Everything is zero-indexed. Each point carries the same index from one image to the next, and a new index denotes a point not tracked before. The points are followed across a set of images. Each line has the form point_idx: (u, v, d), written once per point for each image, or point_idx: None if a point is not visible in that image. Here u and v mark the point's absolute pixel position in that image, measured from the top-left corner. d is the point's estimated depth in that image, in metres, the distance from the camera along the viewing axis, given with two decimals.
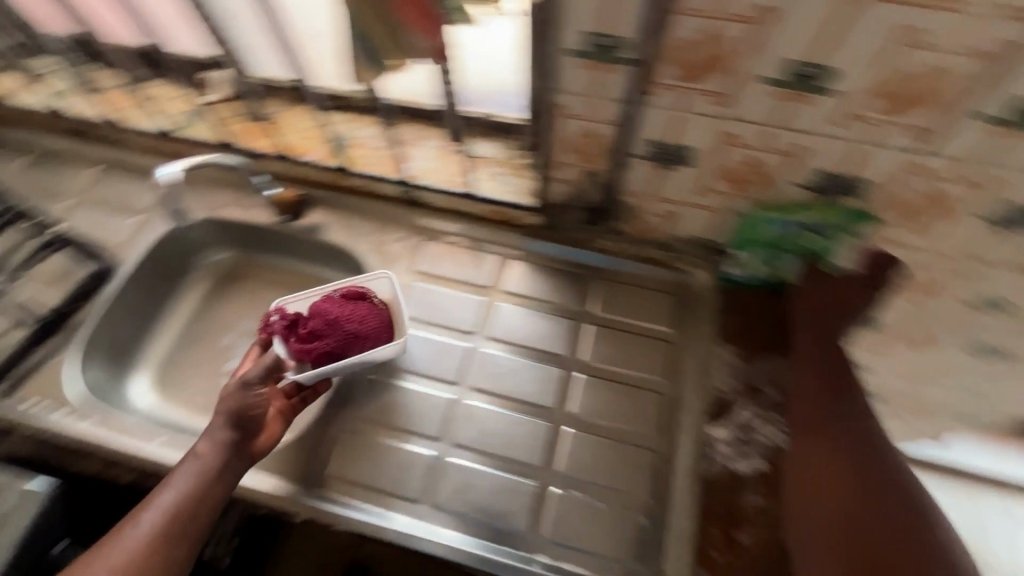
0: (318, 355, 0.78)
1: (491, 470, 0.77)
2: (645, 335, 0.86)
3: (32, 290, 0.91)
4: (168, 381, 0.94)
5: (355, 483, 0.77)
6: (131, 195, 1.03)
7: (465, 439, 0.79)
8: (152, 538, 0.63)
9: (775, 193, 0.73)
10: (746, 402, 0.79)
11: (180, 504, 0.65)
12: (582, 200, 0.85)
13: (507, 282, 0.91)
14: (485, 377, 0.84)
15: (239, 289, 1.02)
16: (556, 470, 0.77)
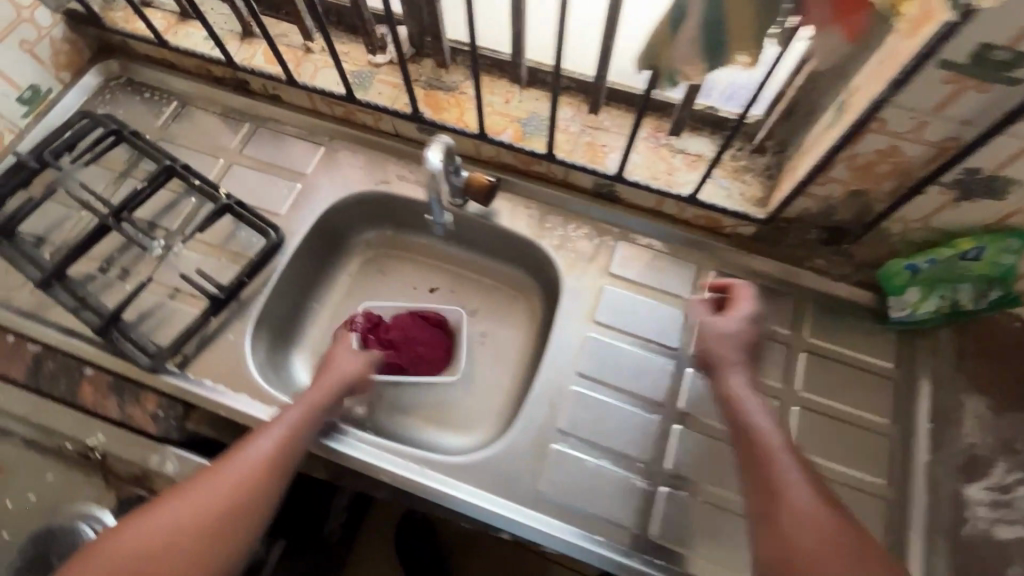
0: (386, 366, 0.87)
1: (598, 462, 0.75)
2: (763, 332, 0.84)
3: (197, 257, 0.89)
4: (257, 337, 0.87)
5: (482, 480, 0.74)
6: (216, 143, 0.99)
7: (596, 427, 0.77)
8: (260, 467, 0.64)
9: (947, 207, 0.67)
10: (871, 412, 0.79)
11: (280, 434, 0.67)
12: (704, 182, 0.84)
13: (626, 264, 0.88)
14: (604, 367, 0.81)
15: (335, 248, 0.99)
16: (668, 472, 0.75)
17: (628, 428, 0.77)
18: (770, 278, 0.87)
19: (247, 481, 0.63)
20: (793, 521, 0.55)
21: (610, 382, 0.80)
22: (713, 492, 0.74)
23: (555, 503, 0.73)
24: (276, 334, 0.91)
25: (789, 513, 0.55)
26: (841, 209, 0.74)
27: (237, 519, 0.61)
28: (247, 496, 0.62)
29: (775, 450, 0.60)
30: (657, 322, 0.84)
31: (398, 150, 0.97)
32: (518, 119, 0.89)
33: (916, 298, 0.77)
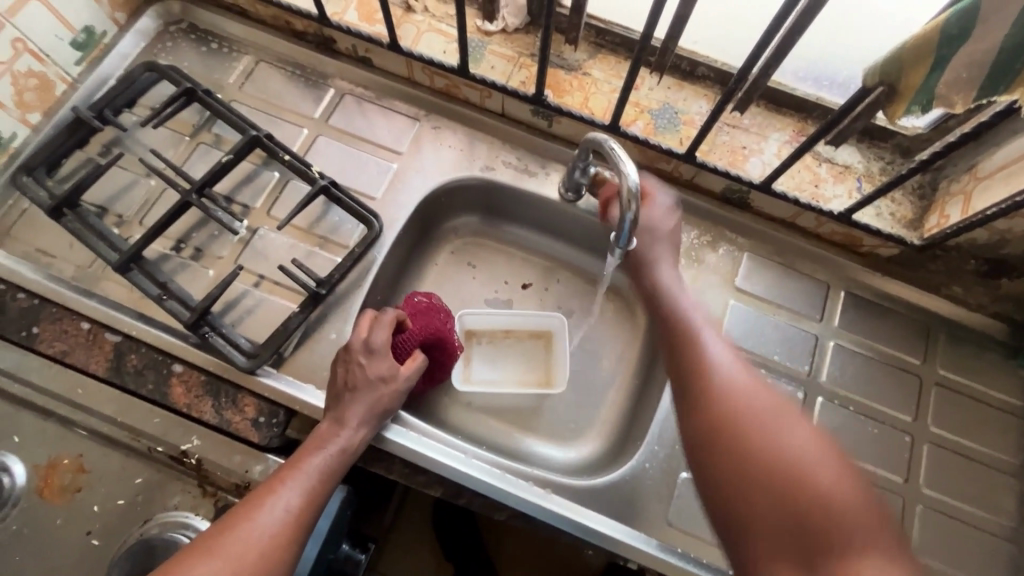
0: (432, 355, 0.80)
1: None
2: (894, 362, 0.80)
3: (286, 242, 0.81)
4: None
5: (614, 510, 0.71)
6: (298, 111, 0.88)
7: None
8: (294, 511, 0.60)
9: None
10: (997, 452, 0.77)
11: (316, 479, 0.63)
12: (853, 198, 0.77)
13: (756, 280, 0.82)
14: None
15: (428, 240, 0.91)
16: None
17: None
18: (902, 303, 0.82)
19: (288, 521, 0.59)
20: (724, 424, 0.56)
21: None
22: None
23: (685, 537, 0.70)
24: None
25: (741, 402, 0.57)
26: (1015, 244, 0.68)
27: (282, 556, 0.58)
28: (286, 541, 0.58)
29: (704, 339, 0.64)
30: (784, 345, 0.79)
31: (502, 131, 0.87)
32: (650, 110, 0.80)
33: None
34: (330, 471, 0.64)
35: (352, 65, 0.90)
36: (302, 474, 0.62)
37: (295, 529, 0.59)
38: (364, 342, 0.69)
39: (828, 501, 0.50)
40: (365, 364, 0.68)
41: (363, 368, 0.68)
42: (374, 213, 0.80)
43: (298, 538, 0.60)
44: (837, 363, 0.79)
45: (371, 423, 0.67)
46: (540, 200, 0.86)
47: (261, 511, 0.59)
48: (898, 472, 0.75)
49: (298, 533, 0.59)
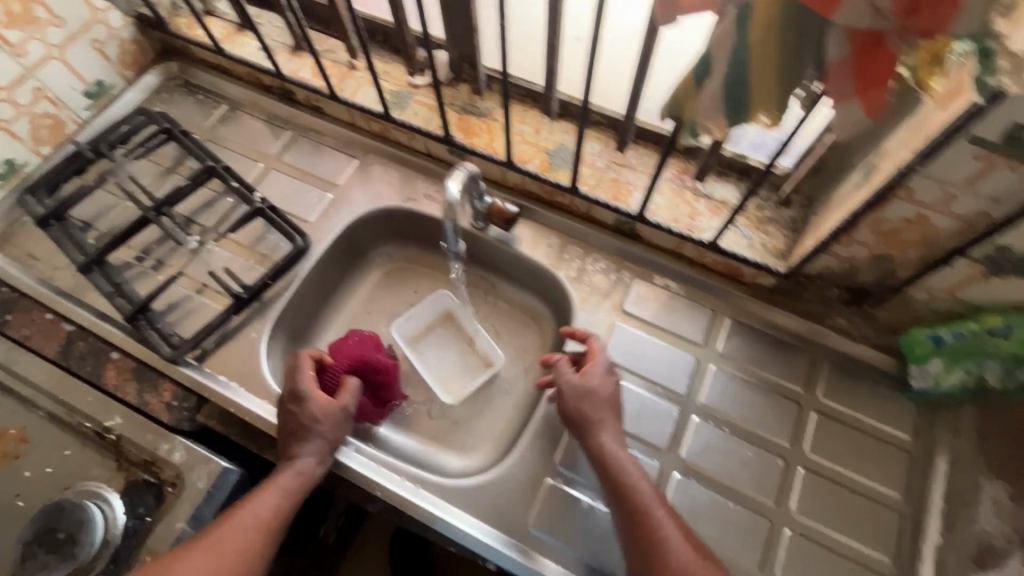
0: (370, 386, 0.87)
1: (592, 502, 0.75)
2: (771, 388, 0.82)
3: (227, 255, 0.93)
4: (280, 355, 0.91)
5: (477, 509, 0.75)
6: (257, 149, 1.04)
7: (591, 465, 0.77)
8: (271, 516, 0.68)
9: (963, 281, 0.65)
10: (880, 484, 0.76)
11: (286, 489, 0.70)
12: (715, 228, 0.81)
13: (644, 306, 0.88)
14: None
15: (360, 262, 1.03)
16: None
17: None
18: (788, 333, 0.85)
19: (266, 524, 0.67)
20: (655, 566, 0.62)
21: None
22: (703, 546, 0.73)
23: (543, 541, 0.73)
24: (292, 337, 0.94)
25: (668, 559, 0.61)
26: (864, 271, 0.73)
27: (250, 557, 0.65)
28: (266, 539, 0.67)
29: (631, 486, 0.67)
30: (664, 366, 0.84)
31: (426, 169, 0.99)
32: (546, 150, 0.91)
33: (943, 369, 0.75)
34: (304, 483, 0.71)
35: (307, 113, 1.06)
36: (279, 484, 0.70)
37: (272, 531, 0.68)
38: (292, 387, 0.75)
39: None
40: (296, 410, 0.74)
41: (296, 414, 0.73)
42: (302, 231, 0.93)
43: (277, 534, 0.68)
44: (716, 387, 0.82)
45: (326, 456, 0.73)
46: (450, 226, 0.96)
47: (240, 517, 0.67)
48: (768, 496, 0.75)
49: (274, 534, 0.68)
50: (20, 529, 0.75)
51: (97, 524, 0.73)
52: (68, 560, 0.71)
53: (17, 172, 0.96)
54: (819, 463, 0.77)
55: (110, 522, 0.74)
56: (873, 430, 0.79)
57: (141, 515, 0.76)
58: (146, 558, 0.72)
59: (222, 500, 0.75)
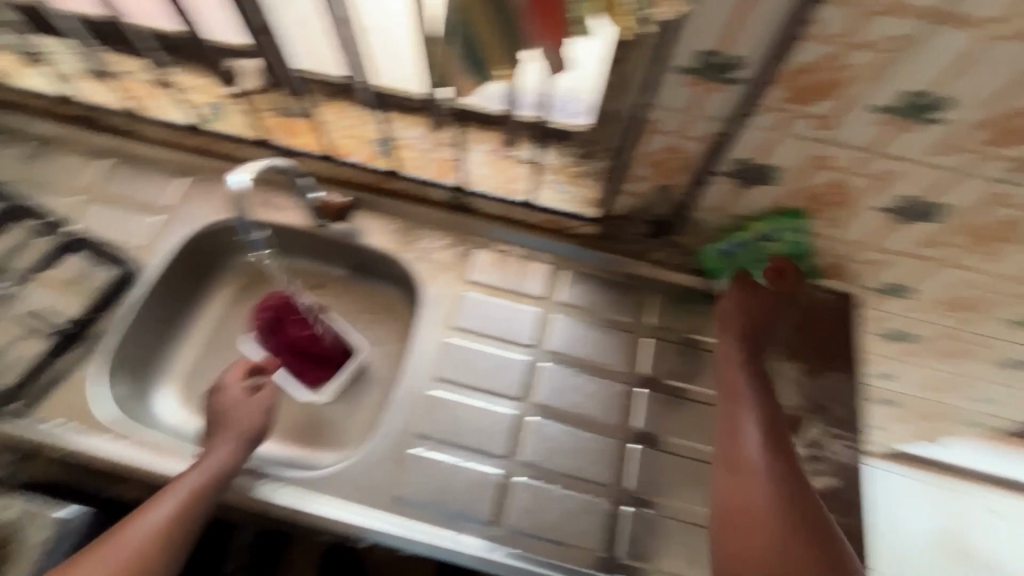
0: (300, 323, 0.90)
1: (456, 460, 0.80)
2: (606, 323, 0.90)
3: (48, 296, 0.88)
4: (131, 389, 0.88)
5: (356, 494, 0.77)
6: (69, 183, 0.98)
7: (450, 427, 0.82)
8: (176, 515, 0.67)
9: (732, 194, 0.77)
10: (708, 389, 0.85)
11: (193, 497, 0.69)
12: None
13: (485, 272, 0.93)
14: (460, 369, 0.86)
15: (208, 282, 1.00)
16: (518, 460, 0.80)
17: (483, 425, 0.82)
18: (619, 273, 0.93)
19: (185, 507, 0.68)
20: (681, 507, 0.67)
21: (464, 384, 0.85)
22: (560, 477, 0.79)
23: (412, 506, 0.77)
24: (137, 368, 0.90)
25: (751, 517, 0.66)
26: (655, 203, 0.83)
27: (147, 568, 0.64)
28: (184, 521, 0.67)
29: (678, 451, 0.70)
30: (510, 322, 0.89)
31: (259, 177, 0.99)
32: (371, 139, 0.94)
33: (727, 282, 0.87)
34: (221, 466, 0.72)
35: (123, 139, 1.01)
36: (205, 464, 0.71)
37: (179, 530, 0.67)
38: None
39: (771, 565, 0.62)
40: (217, 396, 0.79)
41: (222, 396, 0.79)
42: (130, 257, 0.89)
43: (198, 513, 0.69)
44: (558, 332, 0.89)
45: (239, 452, 0.74)
46: (291, 228, 0.96)
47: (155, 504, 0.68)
48: (612, 420, 0.83)
49: (178, 539, 0.67)
50: None
51: None
52: None
53: None
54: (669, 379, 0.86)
55: None
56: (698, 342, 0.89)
57: None
58: None
59: None
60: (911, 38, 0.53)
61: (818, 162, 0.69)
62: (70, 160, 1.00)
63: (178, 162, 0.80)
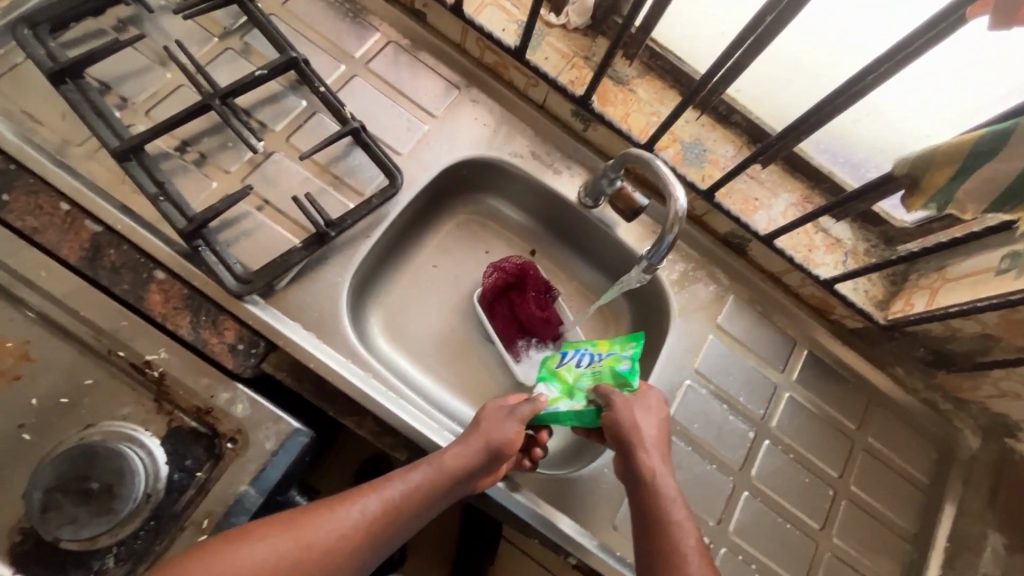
0: (500, 282, 0.87)
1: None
2: (830, 422, 0.88)
3: (300, 174, 0.78)
4: (352, 303, 0.82)
5: (582, 514, 0.75)
6: (337, 44, 0.84)
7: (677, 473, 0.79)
8: (392, 504, 0.63)
9: None
10: (897, 521, 0.86)
11: (403, 497, 0.63)
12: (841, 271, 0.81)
13: (738, 326, 0.88)
14: (693, 417, 0.82)
15: (440, 210, 0.92)
16: (728, 533, 0.79)
17: (702, 483, 0.80)
18: (851, 373, 0.90)
19: (391, 509, 0.62)
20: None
21: (694, 432, 0.82)
22: (759, 561, 0.79)
23: (624, 539, 0.75)
24: (361, 282, 0.83)
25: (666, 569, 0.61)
26: (958, 344, 0.78)
27: (353, 552, 0.60)
28: (389, 523, 0.62)
29: (682, 541, 0.62)
30: (747, 387, 0.86)
31: (539, 124, 0.88)
32: (682, 141, 0.84)
33: (553, 394, 0.74)
34: (437, 477, 0.64)
35: (404, 15, 0.87)
36: (425, 466, 0.65)
37: (391, 520, 0.62)
38: (500, 405, 0.71)
39: None
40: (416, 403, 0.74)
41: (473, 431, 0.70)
42: (399, 167, 0.79)
43: (402, 517, 0.63)
44: (786, 414, 0.86)
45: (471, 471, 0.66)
46: (557, 193, 0.88)
47: (363, 497, 0.63)
48: (815, 519, 0.82)
49: (391, 527, 0.62)
50: (29, 469, 0.62)
51: (140, 475, 0.62)
52: (104, 516, 0.60)
53: None
54: (879, 506, 0.86)
55: (152, 474, 0.63)
56: (910, 477, 0.89)
57: (190, 469, 0.65)
58: (202, 520, 0.63)
59: (291, 464, 0.67)
60: None
61: None
62: (340, 15, 0.85)
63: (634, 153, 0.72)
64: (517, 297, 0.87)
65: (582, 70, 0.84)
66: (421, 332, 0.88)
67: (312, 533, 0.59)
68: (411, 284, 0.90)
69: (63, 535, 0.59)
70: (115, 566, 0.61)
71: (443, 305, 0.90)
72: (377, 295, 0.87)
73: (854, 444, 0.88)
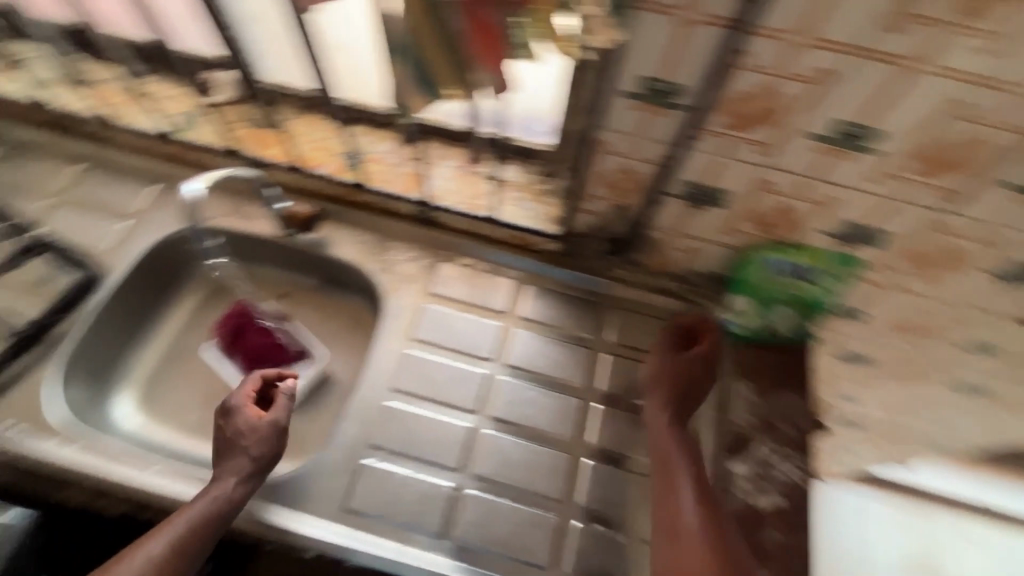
0: (254, 346, 0.91)
1: (407, 472, 0.78)
2: (564, 339, 0.91)
3: (9, 299, 0.87)
4: (95, 395, 0.88)
5: (315, 505, 0.75)
6: (38, 189, 0.98)
7: (409, 430, 0.81)
8: (160, 557, 0.64)
9: (685, 213, 0.77)
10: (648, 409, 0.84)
11: (178, 534, 0.66)
12: None
13: (453, 285, 0.94)
14: (417, 380, 0.85)
15: (174, 288, 1.00)
16: (470, 471, 0.79)
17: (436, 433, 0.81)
18: (580, 290, 0.95)
19: (180, 553, 0.65)
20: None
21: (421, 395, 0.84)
22: (513, 490, 0.79)
23: (362, 517, 0.75)
24: (97, 374, 0.90)
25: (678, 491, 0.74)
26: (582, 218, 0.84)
27: None
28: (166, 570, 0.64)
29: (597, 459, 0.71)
30: (473, 336, 0.90)
31: (230, 186, 1.00)
32: (340, 153, 0.94)
33: (747, 310, 0.84)
34: (199, 524, 0.67)
35: (98, 144, 1.02)
36: (183, 518, 0.67)
37: (167, 573, 0.64)
38: (241, 419, 0.74)
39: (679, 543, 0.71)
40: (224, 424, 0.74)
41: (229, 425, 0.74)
42: (93, 261, 0.90)
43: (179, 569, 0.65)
44: (518, 347, 0.90)
45: (233, 482, 0.71)
46: (263, 235, 0.97)
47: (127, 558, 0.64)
48: (565, 431, 0.83)
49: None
50: None
51: None
52: None
53: None
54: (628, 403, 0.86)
55: None
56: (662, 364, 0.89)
57: None
58: None
59: None
60: (832, 71, 0.55)
61: (750, 179, 0.68)
62: (45, 168, 1.00)
63: (231, 172, 0.84)
64: (259, 341, 0.92)
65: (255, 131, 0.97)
66: (179, 394, 0.94)
67: None
68: (155, 360, 0.96)
69: None
70: None
71: (196, 369, 0.96)
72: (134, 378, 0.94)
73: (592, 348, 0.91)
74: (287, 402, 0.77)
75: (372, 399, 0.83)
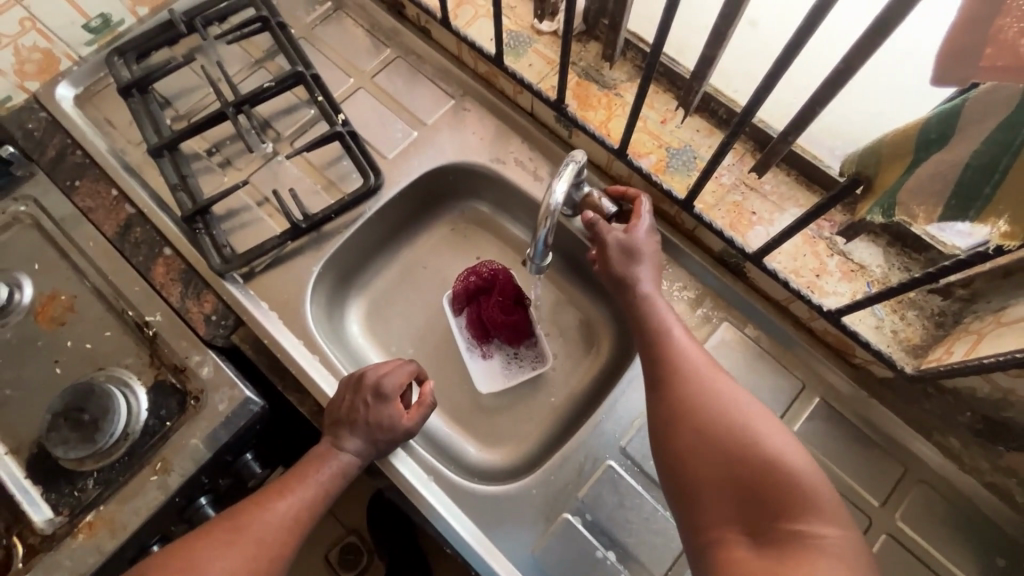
0: (489, 312, 0.85)
1: (605, 553, 0.69)
2: (840, 489, 0.71)
3: (297, 175, 0.87)
4: (333, 294, 0.89)
5: (502, 537, 0.70)
6: (347, 61, 0.93)
7: (622, 509, 0.70)
8: (304, 501, 0.66)
9: None
10: None
11: (321, 487, 0.67)
12: (853, 304, 0.66)
13: (729, 358, 0.75)
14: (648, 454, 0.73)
15: (428, 212, 0.94)
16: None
17: (647, 525, 0.69)
18: (882, 436, 0.72)
19: (310, 508, 0.66)
20: (763, 502, 0.52)
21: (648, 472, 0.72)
22: None
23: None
24: (341, 276, 0.89)
25: (712, 393, 0.59)
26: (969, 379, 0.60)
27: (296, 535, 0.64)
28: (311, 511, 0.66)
29: (671, 325, 0.65)
30: None
31: (525, 129, 0.88)
32: (668, 147, 0.78)
33: None
34: (339, 474, 0.68)
35: (414, 31, 0.94)
36: (311, 479, 0.67)
37: (311, 514, 0.66)
38: (373, 388, 0.70)
39: (774, 482, 0.52)
40: (369, 405, 0.69)
41: (368, 407, 0.69)
42: (377, 168, 0.85)
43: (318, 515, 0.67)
44: None
45: (367, 455, 0.69)
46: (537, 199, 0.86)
47: (284, 497, 0.66)
48: None
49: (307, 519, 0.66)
50: (53, 394, 0.76)
51: (121, 415, 0.73)
52: (88, 443, 0.71)
53: (112, 29, 0.92)
54: None
55: (133, 415, 0.74)
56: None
57: (162, 418, 0.75)
58: (156, 463, 0.72)
59: (238, 428, 0.73)
60: None
61: None
62: (359, 39, 0.95)
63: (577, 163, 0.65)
64: (494, 309, 0.85)
65: (579, 81, 0.82)
66: (399, 324, 0.91)
67: (254, 538, 0.62)
68: (388, 277, 0.93)
69: (58, 453, 0.71)
70: (92, 487, 0.72)
71: (421, 305, 0.92)
72: (368, 288, 0.93)
73: (871, 520, 0.69)
74: (428, 411, 0.72)
75: (592, 451, 0.73)
